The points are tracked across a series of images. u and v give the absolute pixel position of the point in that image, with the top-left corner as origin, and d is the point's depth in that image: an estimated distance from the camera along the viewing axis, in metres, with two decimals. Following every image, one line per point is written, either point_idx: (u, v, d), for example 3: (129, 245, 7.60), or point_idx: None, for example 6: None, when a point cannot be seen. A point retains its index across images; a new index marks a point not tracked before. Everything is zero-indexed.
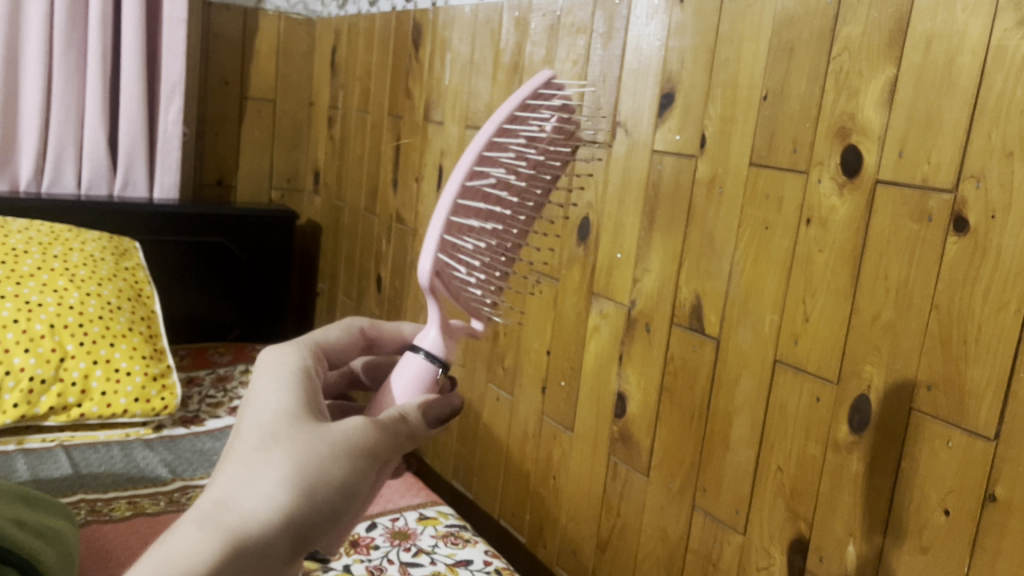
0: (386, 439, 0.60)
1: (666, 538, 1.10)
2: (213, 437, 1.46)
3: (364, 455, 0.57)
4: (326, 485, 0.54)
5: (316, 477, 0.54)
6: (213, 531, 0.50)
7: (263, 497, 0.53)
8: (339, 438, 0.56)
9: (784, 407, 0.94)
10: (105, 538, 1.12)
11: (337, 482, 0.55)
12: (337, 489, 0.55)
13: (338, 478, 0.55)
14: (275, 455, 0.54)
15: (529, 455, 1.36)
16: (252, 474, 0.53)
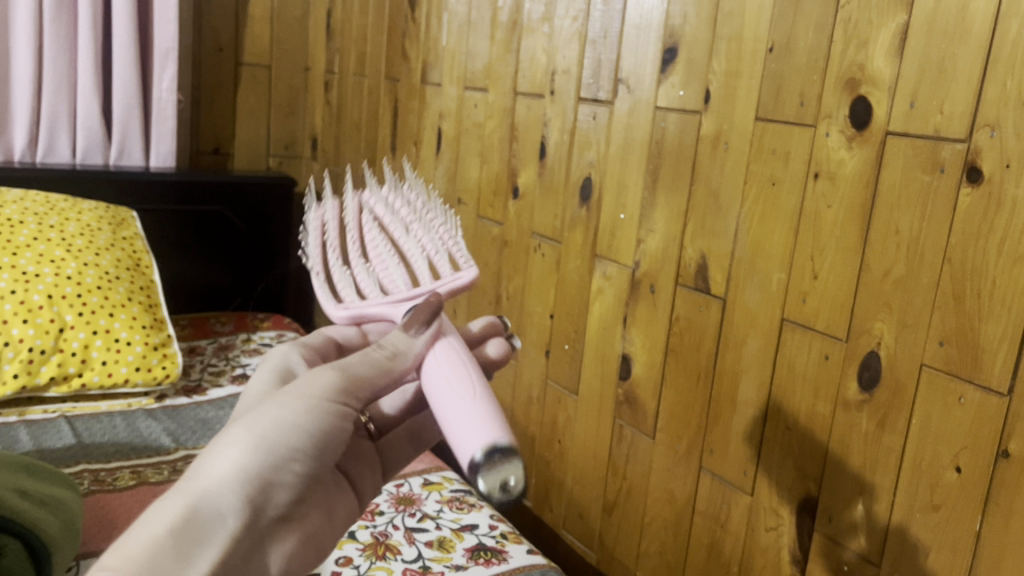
0: (345, 385, 0.61)
1: (673, 500, 1.09)
2: (215, 406, 1.46)
3: (324, 403, 0.60)
4: (285, 436, 0.58)
5: (278, 428, 0.58)
6: (181, 496, 0.54)
7: (222, 461, 0.56)
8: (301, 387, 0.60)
9: (791, 366, 0.92)
10: (108, 506, 1.13)
11: (305, 426, 0.59)
12: (307, 428, 0.59)
13: (303, 428, 0.58)
14: (233, 430, 0.58)
15: (534, 419, 1.35)
16: (215, 449, 0.57)
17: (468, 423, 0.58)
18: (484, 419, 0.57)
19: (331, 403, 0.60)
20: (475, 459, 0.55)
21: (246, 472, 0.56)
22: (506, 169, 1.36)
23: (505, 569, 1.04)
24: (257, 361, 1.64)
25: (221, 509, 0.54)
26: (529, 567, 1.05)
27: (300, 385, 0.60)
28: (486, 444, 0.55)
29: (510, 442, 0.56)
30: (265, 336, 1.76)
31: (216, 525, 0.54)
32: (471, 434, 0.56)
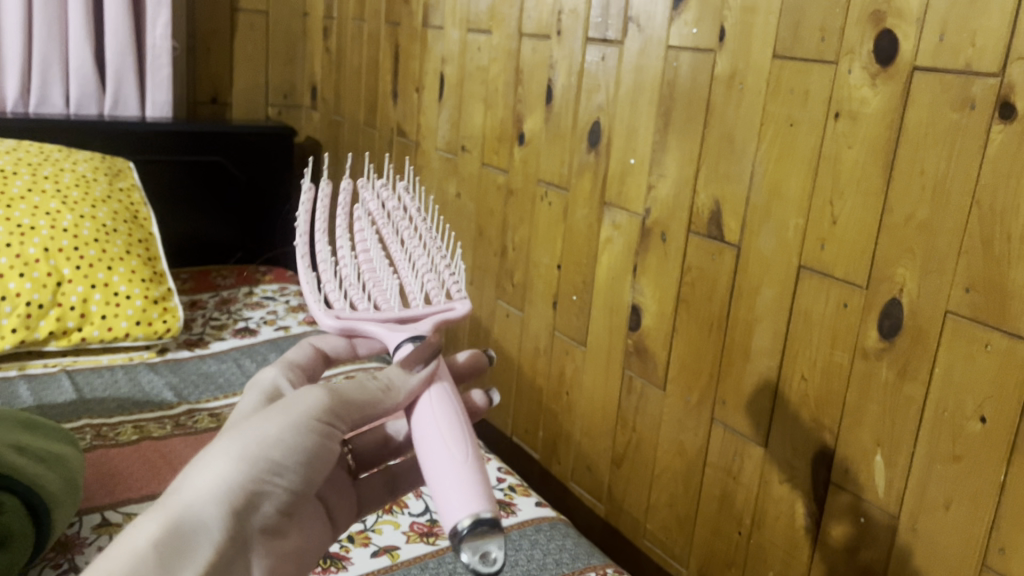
0: (333, 407, 0.63)
1: (684, 452, 1.07)
2: (218, 359, 1.45)
3: (312, 420, 0.61)
4: (270, 451, 0.59)
5: (264, 444, 0.59)
6: (166, 507, 0.56)
7: (208, 473, 0.58)
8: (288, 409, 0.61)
9: (808, 315, 0.89)
10: (111, 462, 1.12)
11: (292, 440, 0.60)
12: (294, 443, 0.60)
13: (290, 445, 0.60)
14: (221, 441, 0.60)
15: (540, 371, 1.33)
16: (203, 460, 0.59)
17: (455, 484, 0.56)
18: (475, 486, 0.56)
19: (317, 423, 0.61)
20: (458, 528, 0.54)
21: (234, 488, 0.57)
22: (511, 115, 1.32)
23: (514, 523, 1.03)
24: (259, 315, 1.62)
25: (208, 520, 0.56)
26: (538, 520, 1.04)
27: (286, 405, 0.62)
28: (469, 513, 0.54)
29: (494, 513, 0.55)
30: (267, 289, 1.73)
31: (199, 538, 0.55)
32: (457, 495, 0.55)
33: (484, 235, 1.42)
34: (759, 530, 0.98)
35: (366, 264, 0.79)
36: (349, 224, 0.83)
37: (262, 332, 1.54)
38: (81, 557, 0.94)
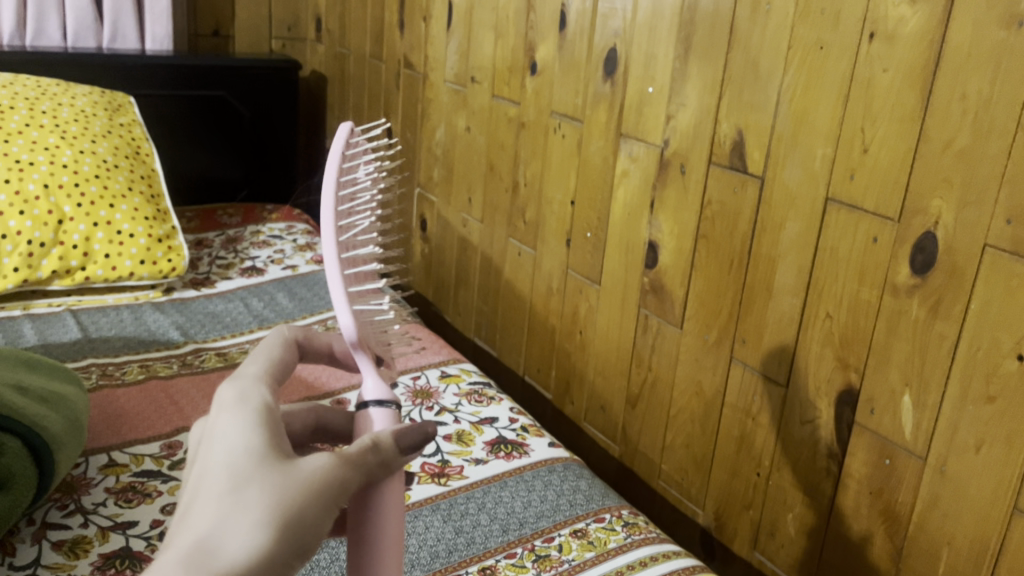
0: (355, 477, 0.46)
1: (701, 392, 1.04)
2: (225, 298, 1.42)
3: (336, 500, 0.45)
4: (280, 544, 0.42)
5: (275, 535, 0.42)
6: None
7: (243, 548, 0.42)
8: (309, 468, 0.45)
9: (835, 250, 0.85)
10: (117, 402, 1.11)
11: (307, 531, 0.43)
12: (309, 534, 0.43)
13: (302, 536, 0.43)
14: (250, 499, 0.43)
15: (553, 311, 1.29)
16: (233, 521, 0.42)
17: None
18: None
19: (337, 505, 0.45)
20: None
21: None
22: (523, 44, 1.26)
23: (526, 464, 1.01)
24: (267, 254, 1.59)
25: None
26: (551, 461, 1.02)
27: (300, 467, 0.45)
28: None
29: None
30: (274, 228, 1.70)
31: None
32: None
33: (495, 171, 1.38)
34: (779, 472, 0.95)
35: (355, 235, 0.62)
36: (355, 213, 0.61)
37: (270, 272, 1.51)
38: (88, 498, 0.93)
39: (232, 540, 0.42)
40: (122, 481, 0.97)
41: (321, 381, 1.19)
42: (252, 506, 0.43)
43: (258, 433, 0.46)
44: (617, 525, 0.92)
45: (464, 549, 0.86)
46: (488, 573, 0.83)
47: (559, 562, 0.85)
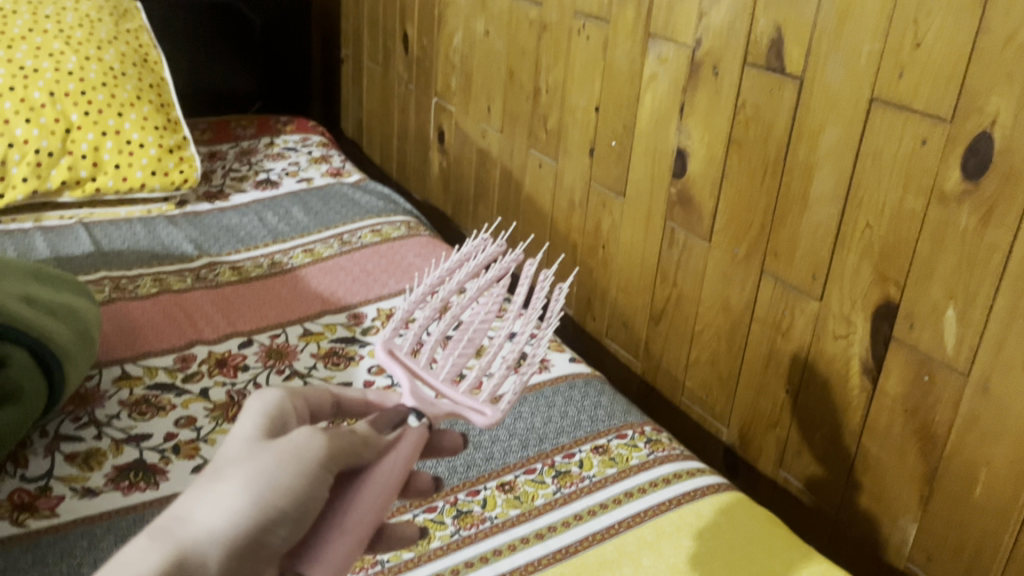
0: (338, 458, 0.47)
1: (729, 307, 1.00)
2: (240, 211, 1.39)
3: (318, 470, 0.45)
4: (257, 510, 0.42)
5: (252, 500, 0.42)
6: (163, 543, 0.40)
7: (212, 510, 0.42)
8: (288, 444, 0.45)
9: (879, 156, 0.80)
10: (130, 315, 1.09)
11: (286, 498, 0.43)
12: (289, 502, 0.43)
13: (283, 503, 0.43)
14: (228, 473, 0.44)
15: (576, 225, 1.25)
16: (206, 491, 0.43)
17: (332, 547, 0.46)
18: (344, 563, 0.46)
19: (320, 476, 0.45)
20: None
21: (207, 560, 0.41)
22: None
23: (547, 379, 0.98)
24: (281, 166, 1.54)
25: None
26: (571, 376, 0.99)
27: (280, 442, 0.46)
28: None
29: None
30: (288, 140, 1.65)
31: None
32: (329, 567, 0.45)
33: (516, 78, 1.31)
34: (809, 389, 0.92)
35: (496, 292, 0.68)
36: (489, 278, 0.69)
37: (284, 185, 1.47)
38: (101, 410, 0.92)
39: (212, 507, 0.42)
40: (136, 394, 0.95)
41: (337, 296, 1.16)
42: (233, 476, 0.44)
43: (249, 421, 0.48)
44: (640, 442, 0.89)
45: (483, 465, 0.85)
46: (506, 489, 0.82)
47: (579, 479, 0.83)
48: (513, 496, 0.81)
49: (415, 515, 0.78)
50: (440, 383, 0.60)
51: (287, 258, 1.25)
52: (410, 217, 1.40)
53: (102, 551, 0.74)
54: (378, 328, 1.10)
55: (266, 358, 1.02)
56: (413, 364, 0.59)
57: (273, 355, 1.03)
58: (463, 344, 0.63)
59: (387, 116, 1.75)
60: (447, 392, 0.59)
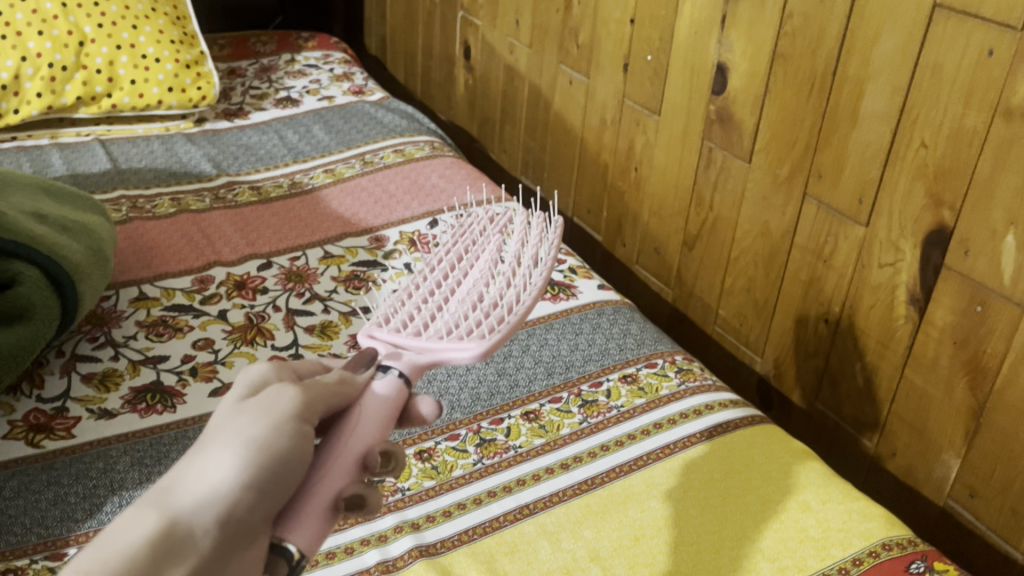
0: (316, 410, 0.46)
1: (768, 233, 0.95)
2: (260, 130, 1.34)
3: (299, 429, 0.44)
4: (246, 474, 0.41)
5: (238, 462, 0.41)
6: (154, 510, 0.40)
7: (202, 475, 0.41)
8: (271, 405, 0.44)
9: (939, 68, 0.73)
10: (148, 235, 1.06)
11: (273, 458, 0.42)
12: (275, 463, 0.42)
13: (269, 465, 0.42)
14: (217, 437, 0.43)
15: (607, 146, 1.19)
16: (196, 457, 0.42)
17: (305, 504, 0.44)
18: (318, 522, 0.44)
19: (302, 434, 0.44)
20: (284, 549, 0.43)
21: (199, 528, 0.40)
22: None
23: (574, 306, 0.94)
24: (302, 84, 1.49)
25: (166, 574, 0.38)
26: (600, 303, 0.95)
27: (259, 406, 0.45)
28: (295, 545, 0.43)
29: (298, 546, 0.43)
30: (310, 57, 1.59)
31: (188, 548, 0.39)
32: (308, 522, 0.44)
33: None
34: (850, 319, 0.87)
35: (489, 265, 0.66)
36: (476, 258, 0.68)
37: (305, 103, 1.43)
38: (118, 330, 0.90)
39: (196, 475, 0.41)
40: (153, 315, 0.93)
41: (359, 218, 1.12)
42: (215, 446, 0.43)
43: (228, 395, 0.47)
44: (670, 372, 0.85)
45: (507, 393, 0.82)
46: (531, 418, 0.79)
47: (607, 409, 0.80)
48: (538, 425, 0.79)
49: (436, 444, 0.76)
50: (425, 340, 0.56)
51: (308, 179, 1.21)
52: (435, 137, 1.35)
53: (119, 473, 0.73)
54: (401, 252, 1.06)
55: (286, 281, 1.00)
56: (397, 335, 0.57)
57: (293, 278, 1.00)
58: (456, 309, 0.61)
59: (411, 31, 1.68)
60: (431, 345, 0.56)
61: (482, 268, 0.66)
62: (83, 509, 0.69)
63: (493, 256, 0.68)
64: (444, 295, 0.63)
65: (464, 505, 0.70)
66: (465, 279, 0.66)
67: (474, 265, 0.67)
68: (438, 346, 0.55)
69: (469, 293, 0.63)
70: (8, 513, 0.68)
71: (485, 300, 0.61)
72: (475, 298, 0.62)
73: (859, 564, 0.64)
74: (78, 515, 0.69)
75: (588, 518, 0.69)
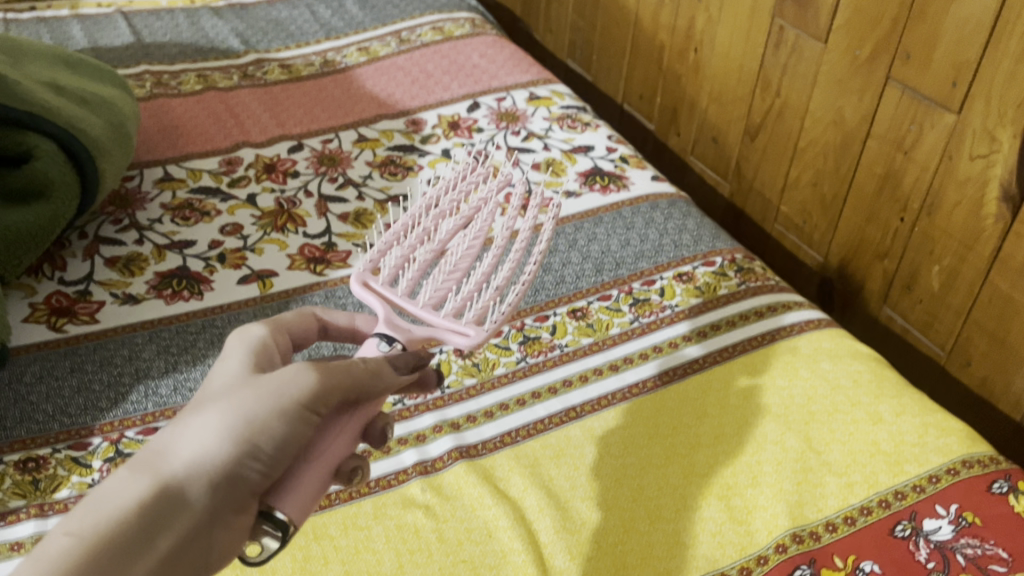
0: (337, 390, 0.41)
1: (841, 122, 0.87)
2: (290, 5, 1.25)
3: (298, 400, 0.40)
4: (236, 443, 0.38)
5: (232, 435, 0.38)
6: (145, 476, 0.37)
7: (195, 443, 0.39)
8: (273, 379, 0.40)
9: None
10: (174, 113, 1.00)
11: (267, 429, 0.39)
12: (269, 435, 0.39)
13: (262, 438, 0.39)
14: (215, 403, 0.40)
15: (663, 25, 1.10)
16: (192, 421, 0.39)
17: (304, 474, 0.40)
18: (313, 490, 0.40)
19: (301, 408, 0.40)
20: (276, 516, 0.39)
21: (188, 496, 0.37)
22: None
23: (626, 199, 0.87)
24: None
25: (151, 543, 0.36)
26: (655, 196, 0.88)
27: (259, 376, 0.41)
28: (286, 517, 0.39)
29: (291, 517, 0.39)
30: None
31: (174, 520, 0.37)
32: (303, 494, 0.40)
33: None
34: (930, 218, 0.80)
35: (480, 231, 0.63)
36: (468, 221, 0.64)
37: None
38: (143, 213, 0.85)
39: (190, 441, 0.39)
40: (179, 197, 0.88)
41: (395, 99, 1.05)
42: (211, 412, 0.40)
43: (230, 361, 0.44)
44: (730, 271, 0.79)
45: (553, 289, 0.77)
46: (578, 316, 0.74)
47: (660, 308, 0.75)
48: (586, 324, 0.73)
49: None
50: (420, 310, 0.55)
51: (341, 57, 1.14)
52: (476, 14, 1.26)
53: (144, 362, 0.69)
54: (439, 136, 0.99)
55: (318, 164, 0.94)
56: (392, 293, 0.55)
57: (325, 162, 0.94)
58: (446, 278, 0.59)
59: None
60: (427, 316, 0.55)
61: (472, 234, 0.62)
62: (107, 398, 0.66)
63: (483, 221, 0.63)
64: (432, 255, 0.60)
65: (507, 405, 0.66)
66: (453, 240, 0.62)
67: (465, 232, 0.63)
68: (431, 318, 0.55)
69: (460, 259, 0.60)
70: (29, 400, 0.65)
71: (478, 278, 0.60)
72: (466, 268, 0.60)
73: (936, 482, 0.59)
74: (102, 404, 0.65)
75: (640, 423, 0.64)
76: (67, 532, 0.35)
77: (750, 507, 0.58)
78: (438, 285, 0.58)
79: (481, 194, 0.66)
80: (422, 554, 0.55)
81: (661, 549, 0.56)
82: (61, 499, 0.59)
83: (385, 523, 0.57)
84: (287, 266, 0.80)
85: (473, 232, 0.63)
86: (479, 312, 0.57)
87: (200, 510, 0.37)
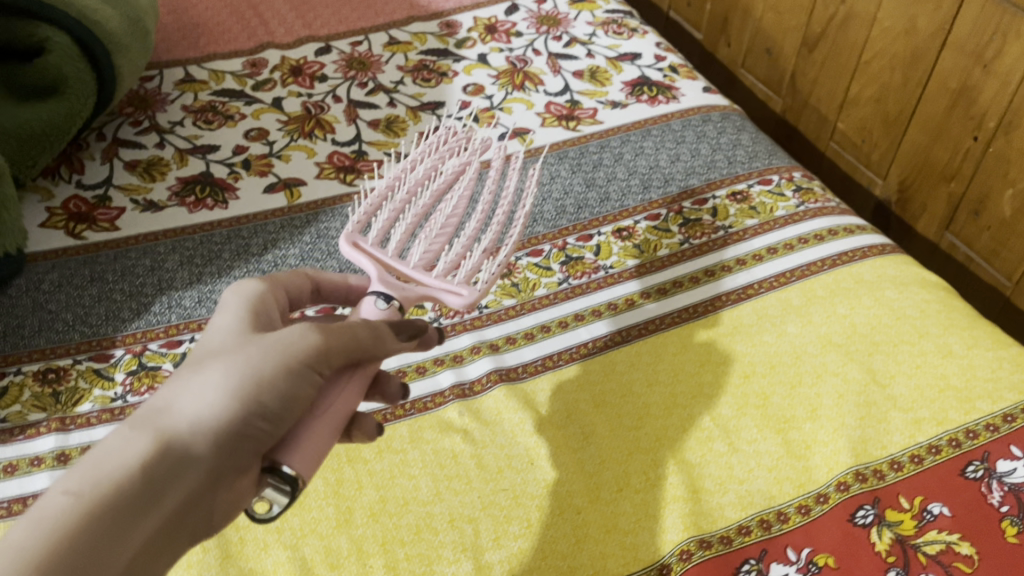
0: (339, 349, 0.38)
1: (913, 31, 0.80)
2: None
3: (305, 362, 0.36)
4: (242, 403, 0.35)
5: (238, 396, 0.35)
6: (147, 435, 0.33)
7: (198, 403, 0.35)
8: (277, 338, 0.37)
9: None
10: (195, 11, 0.94)
11: (273, 390, 0.35)
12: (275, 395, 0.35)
13: (266, 396, 0.35)
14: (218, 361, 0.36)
15: None
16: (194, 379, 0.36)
17: (311, 429, 0.37)
18: (319, 446, 0.37)
19: (307, 368, 0.37)
20: (282, 472, 0.35)
21: (193, 457, 0.34)
22: None
23: (675, 111, 0.82)
24: None
25: (154, 504, 0.32)
26: (706, 109, 0.82)
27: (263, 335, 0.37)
28: (293, 474, 0.36)
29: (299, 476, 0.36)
30: None
31: (179, 480, 0.33)
32: (310, 451, 0.36)
33: None
34: (1007, 138, 0.74)
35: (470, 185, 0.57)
36: (459, 176, 0.57)
37: None
38: (163, 116, 0.81)
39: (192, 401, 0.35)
40: (201, 99, 0.83)
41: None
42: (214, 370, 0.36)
43: (225, 314, 0.40)
44: (787, 190, 0.74)
45: (597, 207, 0.72)
46: (624, 236, 0.69)
47: (713, 229, 0.70)
48: (632, 245, 0.69)
49: (517, 259, 0.67)
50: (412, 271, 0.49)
51: None
52: None
53: (168, 273, 0.66)
54: (475, 40, 0.92)
55: (347, 68, 0.88)
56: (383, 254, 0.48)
57: (355, 66, 0.88)
58: (437, 237, 0.53)
59: None
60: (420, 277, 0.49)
61: (462, 190, 0.56)
62: (129, 308, 0.63)
63: (471, 176, 0.57)
64: (420, 211, 0.53)
65: (548, 328, 0.62)
66: (442, 195, 0.55)
67: (455, 186, 0.57)
68: (421, 279, 0.49)
69: (450, 219, 0.54)
70: (48, 308, 0.62)
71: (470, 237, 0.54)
72: (455, 227, 0.54)
73: (1010, 421, 0.55)
74: (124, 314, 0.62)
75: (691, 349, 0.61)
76: (65, 491, 0.31)
77: (809, 442, 0.55)
78: (430, 241, 0.52)
79: (470, 147, 0.60)
80: (460, 482, 0.52)
81: (712, 483, 0.53)
82: (84, 413, 0.56)
83: (422, 448, 0.54)
84: (315, 175, 0.76)
85: (463, 188, 0.57)
86: (467, 274, 0.51)
87: (204, 470, 0.34)
